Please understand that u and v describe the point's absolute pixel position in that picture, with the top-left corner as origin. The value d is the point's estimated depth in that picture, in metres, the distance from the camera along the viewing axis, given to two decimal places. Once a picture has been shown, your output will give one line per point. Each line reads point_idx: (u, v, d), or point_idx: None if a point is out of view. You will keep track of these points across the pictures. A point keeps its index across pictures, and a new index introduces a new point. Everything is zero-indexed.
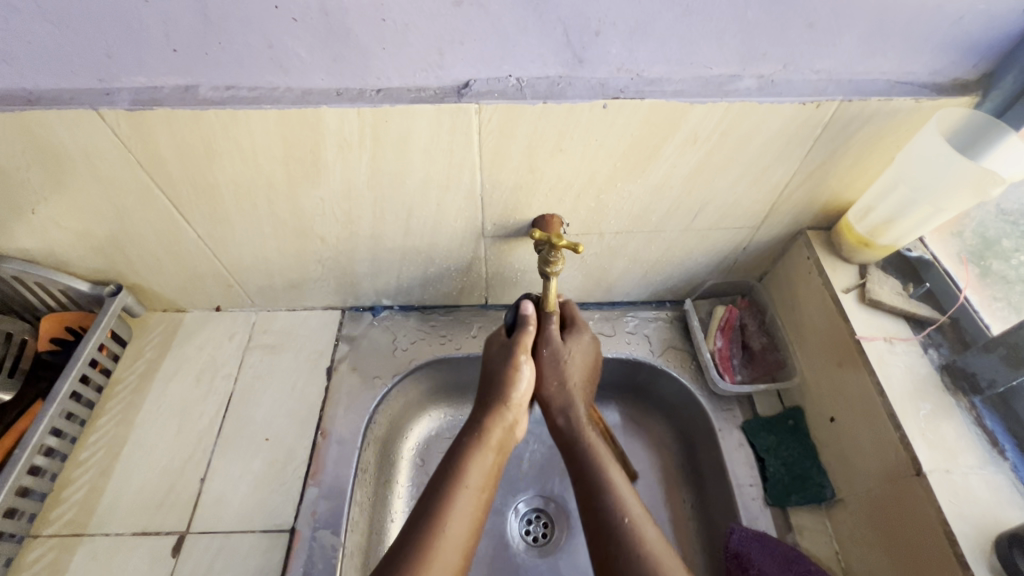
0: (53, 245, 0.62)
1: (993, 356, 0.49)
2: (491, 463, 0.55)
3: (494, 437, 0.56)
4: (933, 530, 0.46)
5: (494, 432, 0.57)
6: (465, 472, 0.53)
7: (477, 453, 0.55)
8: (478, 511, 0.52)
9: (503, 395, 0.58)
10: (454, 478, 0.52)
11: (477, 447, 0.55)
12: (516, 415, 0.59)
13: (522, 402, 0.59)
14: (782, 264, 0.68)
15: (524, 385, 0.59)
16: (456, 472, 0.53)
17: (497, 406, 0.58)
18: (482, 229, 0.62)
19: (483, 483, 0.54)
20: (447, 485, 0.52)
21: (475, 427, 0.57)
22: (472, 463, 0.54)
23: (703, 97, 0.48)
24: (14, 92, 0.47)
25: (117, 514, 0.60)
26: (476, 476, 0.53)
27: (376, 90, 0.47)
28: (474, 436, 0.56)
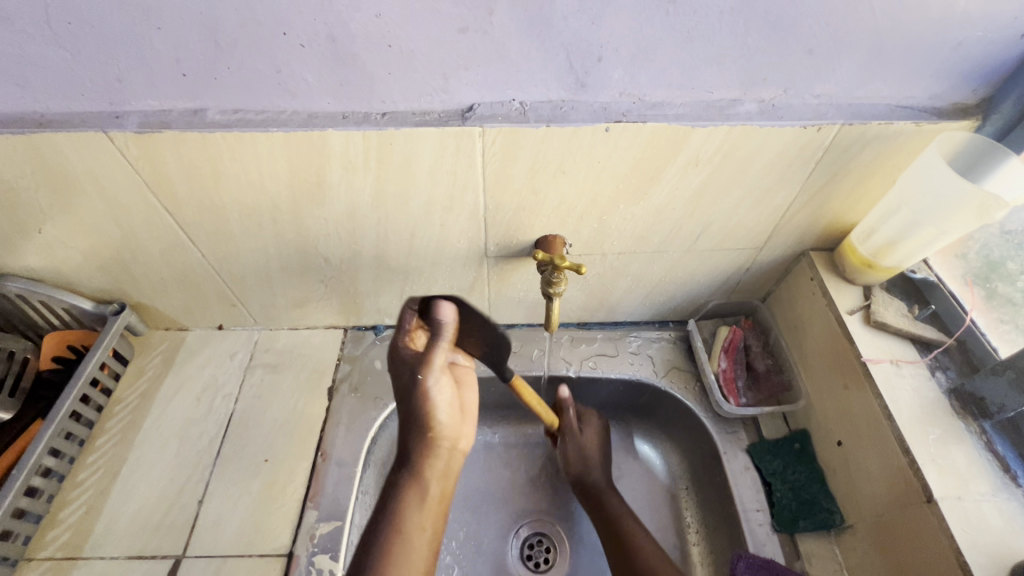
0: (58, 263, 0.63)
1: (1001, 380, 0.49)
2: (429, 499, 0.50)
3: (427, 473, 0.51)
4: (944, 558, 0.45)
5: (429, 466, 0.51)
6: (402, 516, 0.48)
7: (411, 492, 0.49)
8: (427, 552, 0.48)
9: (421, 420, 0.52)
10: (393, 524, 0.47)
11: (411, 487, 0.49)
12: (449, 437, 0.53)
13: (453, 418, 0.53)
14: (786, 285, 0.68)
15: (439, 403, 0.52)
16: (393, 517, 0.48)
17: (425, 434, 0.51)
18: (485, 249, 0.62)
19: (428, 523, 0.49)
20: (385, 535, 0.47)
21: (404, 461, 0.51)
22: (412, 507, 0.48)
23: (704, 121, 0.48)
24: (25, 115, 0.48)
25: (113, 537, 0.59)
26: (416, 517, 0.48)
27: (381, 113, 0.48)
28: (405, 474, 0.50)
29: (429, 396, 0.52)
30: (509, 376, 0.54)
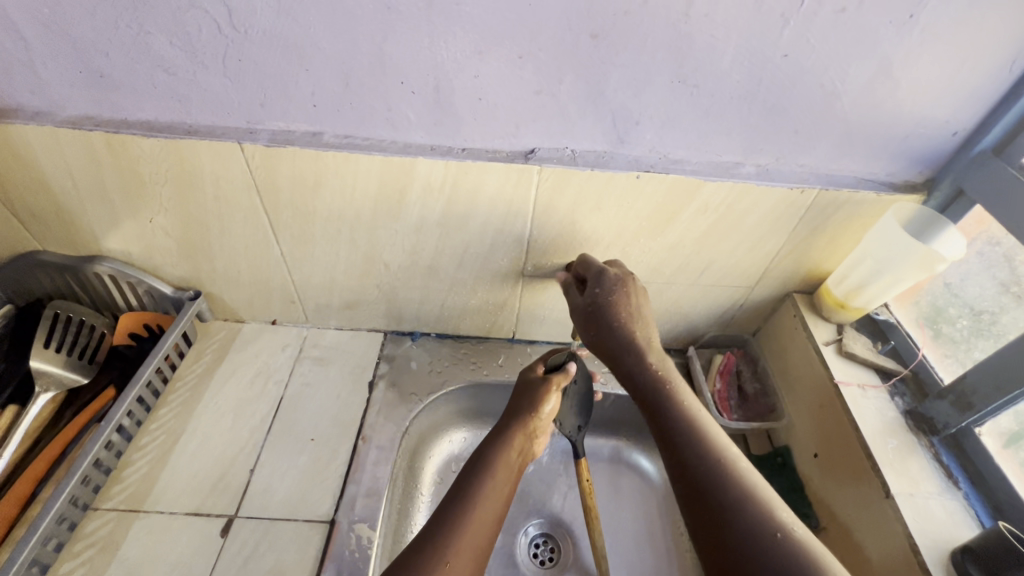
0: (154, 249, 0.73)
1: (945, 402, 0.60)
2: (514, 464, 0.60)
3: (517, 438, 0.62)
4: (901, 544, 0.54)
5: (517, 437, 0.62)
6: (494, 465, 0.58)
7: (506, 448, 0.60)
8: (501, 504, 0.56)
9: (531, 408, 0.65)
10: (484, 468, 0.57)
11: (504, 446, 0.60)
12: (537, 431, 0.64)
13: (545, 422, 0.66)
14: (772, 321, 0.80)
15: (550, 407, 0.67)
16: (486, 463, 0.58)
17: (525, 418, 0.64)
18: (523, 268, 0.74)
19: (509, 478, 0.58)
20: (478, 474, 0.56)
21: (504, 427, 0.63)
22: (499, 460, 0.59)
23: (714, 177, 0.61)
24: (177, 124, 0.59)
25: (172, 495, 0.66)
26: (501, 469, 0.58)
27: (462, 148, 0.61)
28: (502, 435, 0.62)
29: (548, 399, 0.67)
30: (580, 454, 0.77)
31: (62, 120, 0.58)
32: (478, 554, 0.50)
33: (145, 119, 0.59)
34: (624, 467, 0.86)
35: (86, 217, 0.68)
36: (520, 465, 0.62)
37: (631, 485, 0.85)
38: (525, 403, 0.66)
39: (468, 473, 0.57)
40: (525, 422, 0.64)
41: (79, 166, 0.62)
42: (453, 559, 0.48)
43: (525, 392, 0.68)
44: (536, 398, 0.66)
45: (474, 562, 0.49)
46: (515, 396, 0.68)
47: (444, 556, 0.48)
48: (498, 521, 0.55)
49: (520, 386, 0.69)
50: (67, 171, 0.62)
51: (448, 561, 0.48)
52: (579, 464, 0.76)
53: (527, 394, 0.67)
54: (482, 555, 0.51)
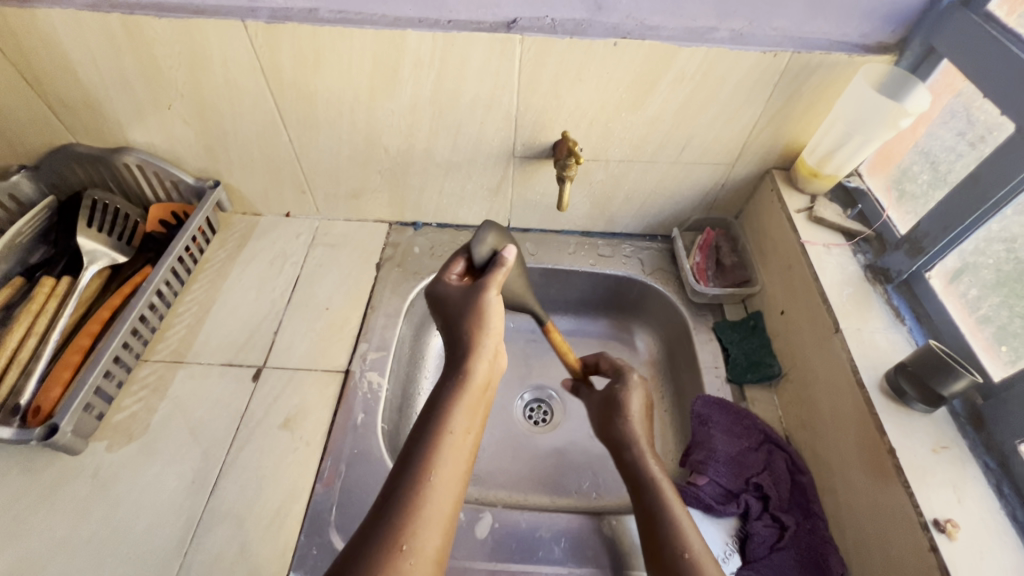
0: (173, 139, 0.80)
1: (901, 252, 0.65)
2: (477, 404, 0.53)
3: (476, 375, 0.54)
4: (844, 367, 0.61)
5: (477, 370, 0.54)
6: (449, 418, 0.50)
7: (462, 394, 0.52)
8: (469, 454, 0.50)
9: (480, 330, 0.56)
10: (439, 423, 0.49)
11: (461, 387, 0.52)
12: (497, 351, 0.57)
13: (501, 335, 0.58)
14: (753, 200, 0.84)
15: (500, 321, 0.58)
16: (440, 416, 0.50)
17: (473, 346, 0.55)
18: (514, 148, 0.78)
19: (470, 424, 0.51)
20: (432, 432, 0.49)
21: (457, 368, 0.54)
22: (456, 406, 0.51)
23: (688, 42, 0.65)
24: (185, 5, 0.64)
25: (209, 350, 0.75)
26: (461, 420, 0.50)
27: (448, 21, 0.64)
28: (458, 375, 0.54)
29: (495, 311, 0.57)
30: (546, 321, 0.72)
31: (81, 2, 0.64)
32: (449, 521, 0.45)
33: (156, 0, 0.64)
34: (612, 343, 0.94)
35: (113, 104, 0.75)
36: (486, 399, 0.55)
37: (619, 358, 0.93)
38: (464, 341, 0.56)
39: (422, 428, 0.49)
40: (479, 351, 0.55)
41: (102, 51, 0.68)
42: (411, 545, 0.42)
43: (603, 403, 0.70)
44: (602, 413, 0.70)
45: (442, 535, 0.44)
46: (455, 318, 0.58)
47: (400, 537, 0.42)
48: (467, 472, 0.49)
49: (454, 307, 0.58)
50: (91, 57, 0.68)
51: (406, 544, 0.42)
52: (548, 332, 0.72)
53: (467, 310, 0.57)
54: (451, 522, 0.46)
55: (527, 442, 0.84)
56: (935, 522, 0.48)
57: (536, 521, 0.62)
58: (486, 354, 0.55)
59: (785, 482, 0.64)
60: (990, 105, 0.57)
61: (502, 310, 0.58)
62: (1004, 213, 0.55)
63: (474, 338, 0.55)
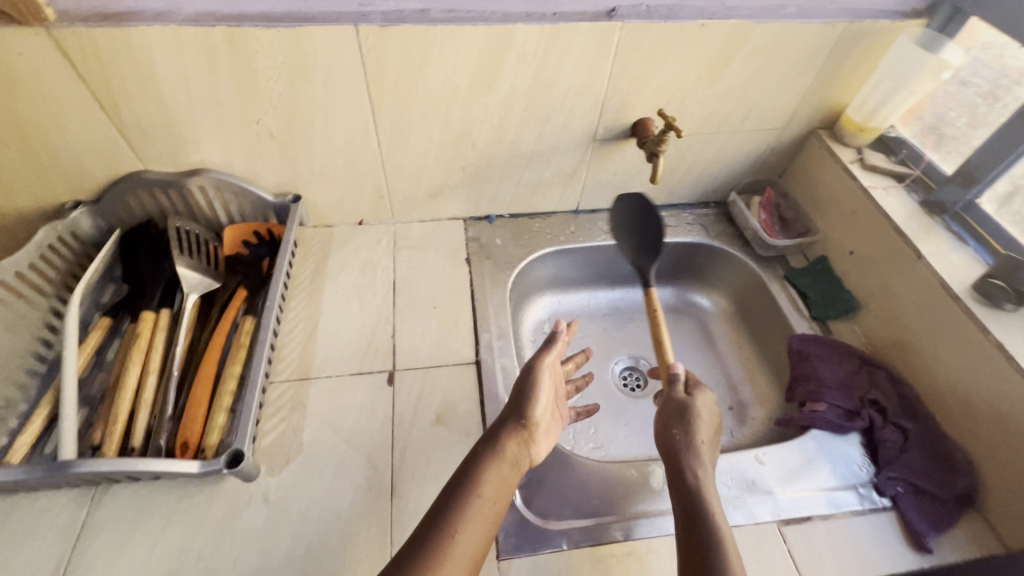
0: (254, 156, 0.77)
1: (953, 185, 0.76)
2: (506, 475, 0.57)
3: (508, 448, 0.58)
4: (932, 286, 0.71)
5: (508, 446, 0.58)
6: (478, 485, 0.54)
7: (491, 463, 0.56)
8: (490, 524, 0.53)
9: (519, 408, 0.62)
10: (468, 489, 0.54)
11: (493, 460, 0.57)
12: (532, 428, 0.61)
13: (540, 416, 0.62)
14: (798, 159, 0.94)
15: (540, 408, 0.62)
16: (471, 483, 0.54)
17: (512, 419, 0.61)
18: (595, 132, 0.83)
19: (496, 494, 0.55)
20: (462, 492, 0.53)
21: (492, 440, 0.59)
22: (485, 473, 0.55)
23: (764, 19, 0.72)
24: (295, 13, 0.63)
25: (333, 362, 0.74)
26: (489, 488, 0.54)
27: (553, 13, 0.68)
28: (492, 446, 0.58)
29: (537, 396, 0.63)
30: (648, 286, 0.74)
31: (183, 17, 0.61)
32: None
33: (264, 11, 0.63)
34: (683, 305, 1.02)
35: (194, 124, 0.72)
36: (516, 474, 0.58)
37: (692, 318, 1.01)
38: (508, 414, 0.62)
39: (453, 489, 0.54)
40: (517, 426, 0.60)
41: (196, 68, 0.65)
42: None
43: (671, 413, 0.64)
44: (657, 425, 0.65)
45: None
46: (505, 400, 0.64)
47: None
48: (487, 542, 0.52)
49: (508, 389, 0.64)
50: (182, 75, 0.66)
51: None
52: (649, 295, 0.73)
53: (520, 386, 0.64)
54: None
55: (634, 408, 0.89)
56: None
57: None
58: (519, 433, 0.60)
59: (892, 394, 0.74)
60: None
61: (542, 390, 0.63)
62: None
63: (517, 413, 0.61)
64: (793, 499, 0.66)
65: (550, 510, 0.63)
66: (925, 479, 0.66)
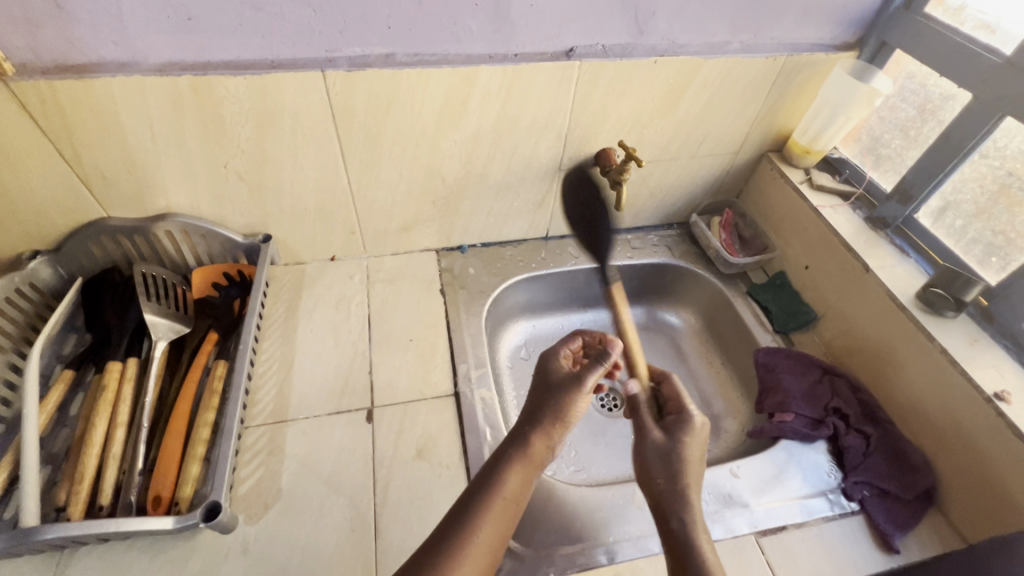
0: (223, 199, 0.77)
1: (893, 202, 0.82)
2: (527, 476, 0.57)
3: (536, 445, 0.58)
4: (881, 297, 0.76)
5: (537, 442, 0.58)
6: (504, 480, 0.55)
7: (516, 464, 0.56)
8: (511, 519, 0.54)
9: (558, 407, 0.61)
10: (493, 485, 0.54)
11: (519, 455, 0.57)
12: (566, 424, 0.61)
13: (576, 415, 0.62)
14: (752, 180, 1.00)
15: (575, 407, 0.62)
16: (495, 482, 0.55)
17: (549, 413, 0.61)
18: (561, 162, 0.86)
19: (520, 490, 0.55)
20: (486, 488, 0.54)
21: (520, 439, 0.59)
22: (512, 469, 0.56)
23: (711, 55, 0.77)
24: (260, 61, 0.64)
25: (310, 402, 0.74)
26: (514, 484, 0.55)
27: (515, 55, 0.71)
28: (520, 446, 0.58)
29: (573, 395, 0.63)
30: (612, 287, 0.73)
31: (147, 68, 0.61)
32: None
33: (228, 59, 0.63)
34: (653, 323, 1.05)
35: (159, 169, 0.71)
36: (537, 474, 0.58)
37: (663, 335, 1.04)
38: (543, 409, 0.61)
39: (479, 483, 0.55)
40: (552, 420, 0.60)
41: (162, 115, 0.65)
42: None
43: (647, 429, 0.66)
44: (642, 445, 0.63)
45: None
46: (537, 397, 0.64)
47: None
48: (505, 539, 0.52)
49: (544, 384, 0.64)
50: (147, 123, 0.66)
51: None
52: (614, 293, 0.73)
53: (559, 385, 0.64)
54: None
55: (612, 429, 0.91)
56: (996, 395, 0.63)
57: None
58: (551, 428, 0.60)
59: (852, 400, 0.78)
60: (945, 81, 0.76)
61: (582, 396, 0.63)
62: (972, 159, 0.74)
63: (554, 408, 0.61)
64: (768, 509, 0.68)
65: (536, 538, 0.64)
66: (887, 481, 0.70)
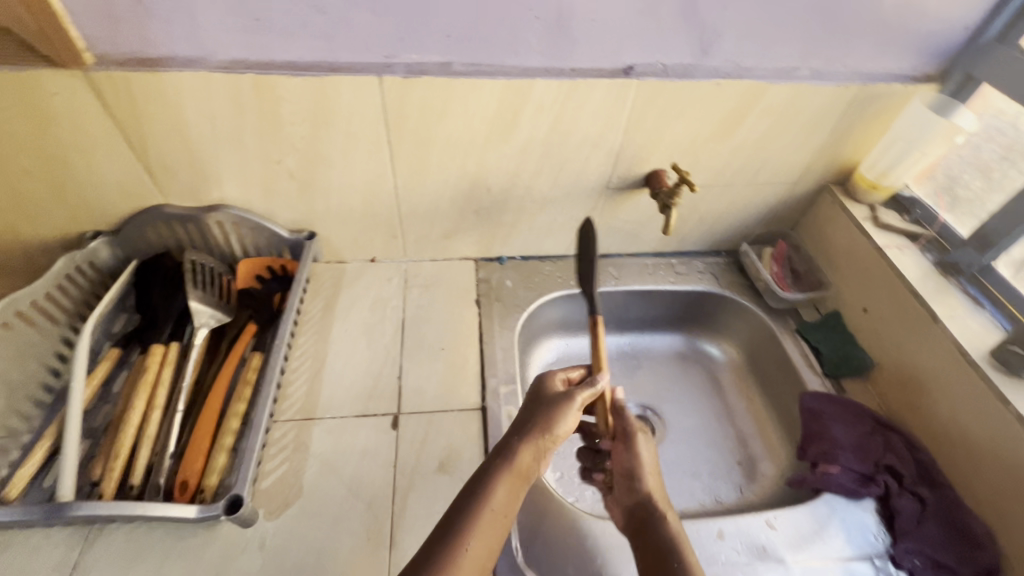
0: (273, 194, 0.79)
1: (968, 249, 0.76)
2: (516, 491, 0.54)
3: (525, 457, 0.56)
4: (949, 350, 0.70)
5: (525, 453, 0.56)
6: (490, 494, 0.52)
7: (504, 474, 0.54)
8: (500, 536, 0.50)
9: (549, 417, 0.59)
10: (481, 498, 0.51)
11: (506, 468, 0.54)
12: (557, 435, 0.59)
13: (567, 426, 0.60)
14: (810, 213, 0.94)
15: (565, 418, 0.60)
16: (482, 493, 0.52)
17: (539, 423, 0.59)
18: (609, 181, 0.84)
19: (507, 506, 0.52)
20: (472, 502, 0.51)
21: (506, 449, 0.56)
22: (499, 482, 0.53)
23: (778, 80, 0.73)
24: (320, 63, 0.65)
25: (338, 402, 0.74)
26: (501, 498, 0.52)
27: (572, 69, 0.69)
28: (507, 458, 0.55)
29: (563, 405, 0.61)
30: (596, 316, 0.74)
31: (213, 64, 0.63)
32: None
33: (290, 60, 0.64)
34: (692, 353, 1.01)
35: (216, 162, 0.73)
36: (526, 487, 0.55)
37: (701, 366, 1.00)
38: (532, 421, 0.59)
39: (466, 497, 0.52)
40: (541, 431, 0.58)
41: (223, 111, 0.67)
42: None
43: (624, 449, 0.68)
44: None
45: None
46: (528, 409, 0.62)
47: None
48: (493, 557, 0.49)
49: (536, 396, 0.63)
50: (209, 117, 0.68)
51: None
52: None
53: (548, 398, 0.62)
54: None
55: None
56: None
57: (711, 526, 0.66)
58: (540, 439, 0.57)
59: (908, 459, 0.72)
60: None
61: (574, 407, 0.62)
62: None
63: (544, 420, 0.59)
64: (805, 568, 0.64)
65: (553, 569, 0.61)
66: (944, 553, 0.63)
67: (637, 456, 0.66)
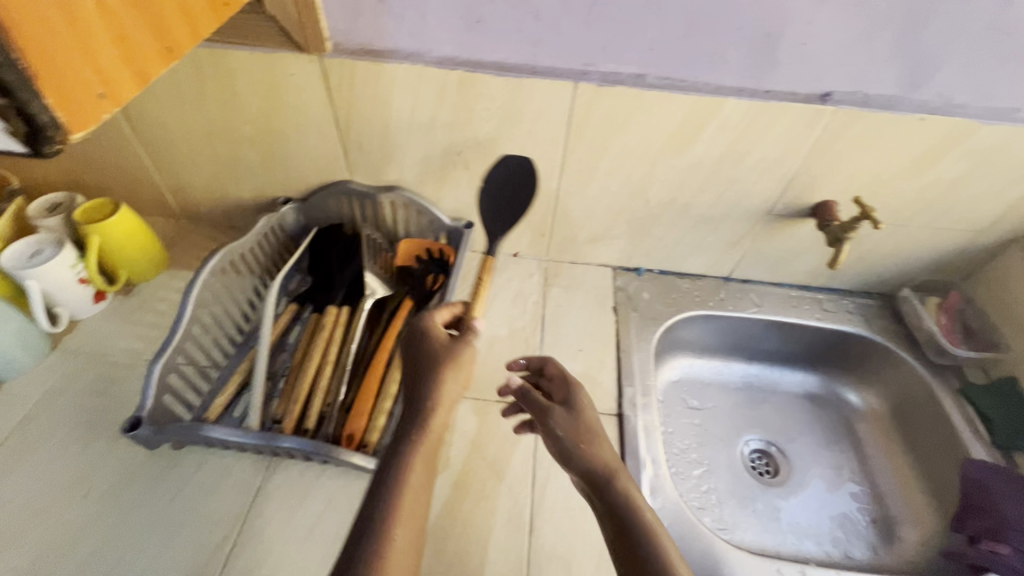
0: (445, 182, 0.84)
1: None
2: (428, 469, 0.52)
3: (431, 431, 0.54)
4: None
5: (432, 425, 0.54)
6: (404, 476, 0.50)
7: (416, 454, 0.51)
8: (422, 514, 0.49)
9: (431, 378, 0.56)
10: (392, 477, 0.49)
11: (409, 447, 0.52)
12: (444, 393, 0.56)
13: (461, 386, 0.57)
14: (990, 265, 0.86)
15: (453, 383, 0.56)
16: (397, 472, 0.50)
17: (425, 383, 0.56)
18: (772, 207, 0.82)
19: (422, 484, 0.50)
20: (387, 481, 0.49)
21: (415, 421, 0.54)
22: (413, 464, 0.51)
23: (993, 121, 0.67)
24: (522, 66, 0.69)
25: (482, 386, 0.78)
26: (417, 477, 0.50)
27: (765, 91, 0.68)
28: (411, 434, 0.53)
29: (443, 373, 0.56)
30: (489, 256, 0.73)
31: (428, 60, 0.69)
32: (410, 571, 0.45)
33: (496, 60, 0.69)
34: (826, 395, 0.96)
35: (404, 147, 0.80)
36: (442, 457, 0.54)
37: (835, 411, 0.94)
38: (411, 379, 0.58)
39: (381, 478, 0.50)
40: (427, 394, 0.55)
41: (425, 103, 0.73)
42: None
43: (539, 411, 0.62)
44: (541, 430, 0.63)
45: None
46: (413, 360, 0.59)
47: None
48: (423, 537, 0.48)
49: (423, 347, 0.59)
50: (411, 107, 0.74)
51: None
52: None
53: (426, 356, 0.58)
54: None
55: (763, 497, 0.84)
56: None
57: None
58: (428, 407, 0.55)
59: None
60: None
61: (472, 365, 0.58)
62: None
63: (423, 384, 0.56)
64: None
65: None
66: None
67: (579, 419, 0.59)
